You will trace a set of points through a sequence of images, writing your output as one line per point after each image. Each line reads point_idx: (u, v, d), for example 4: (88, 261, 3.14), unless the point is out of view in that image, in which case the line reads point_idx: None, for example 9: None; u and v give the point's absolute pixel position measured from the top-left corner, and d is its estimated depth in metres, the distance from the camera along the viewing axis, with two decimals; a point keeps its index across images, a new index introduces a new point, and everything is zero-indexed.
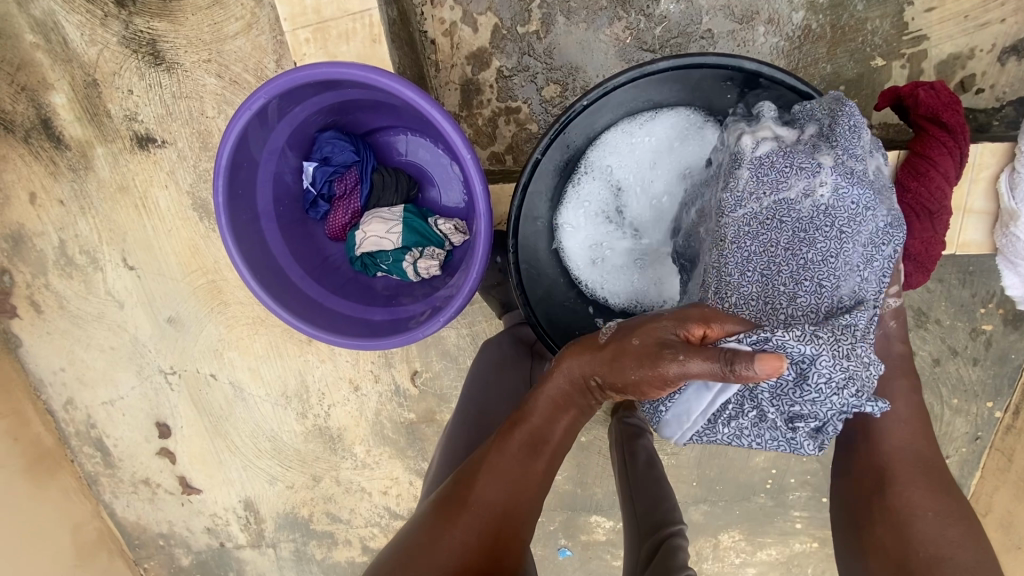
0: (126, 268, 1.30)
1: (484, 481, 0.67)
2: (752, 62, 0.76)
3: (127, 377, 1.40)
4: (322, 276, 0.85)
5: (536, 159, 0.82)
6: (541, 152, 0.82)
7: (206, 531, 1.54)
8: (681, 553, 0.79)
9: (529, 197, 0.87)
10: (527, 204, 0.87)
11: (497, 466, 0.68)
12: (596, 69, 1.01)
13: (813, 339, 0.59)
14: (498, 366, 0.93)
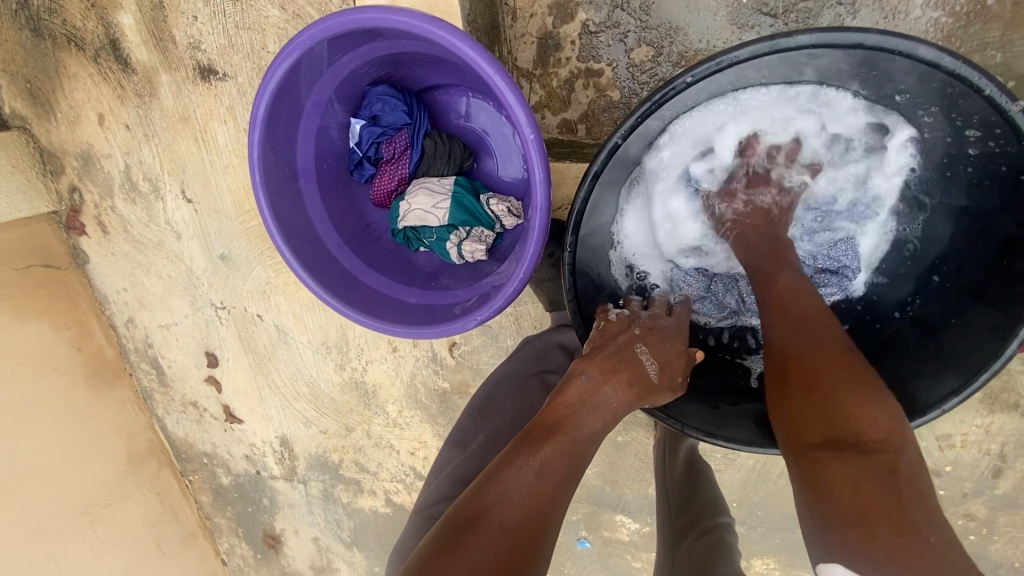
0: (184, 200, 1.30)
1: (480, 529, 0.57)
2: (931, 49, 0.60)
3: (182, 305, 1.44)
4: (360, 246, 0.80)
5: (614, 143, 0.67)
6: (620, 137, 0.68)
7: (245, 458, 1.62)
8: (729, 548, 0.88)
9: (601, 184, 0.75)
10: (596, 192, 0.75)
11: (496, 512, 0.58)
12: (700, 32, 0.85)
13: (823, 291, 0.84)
14: (523, 378, 0.92)
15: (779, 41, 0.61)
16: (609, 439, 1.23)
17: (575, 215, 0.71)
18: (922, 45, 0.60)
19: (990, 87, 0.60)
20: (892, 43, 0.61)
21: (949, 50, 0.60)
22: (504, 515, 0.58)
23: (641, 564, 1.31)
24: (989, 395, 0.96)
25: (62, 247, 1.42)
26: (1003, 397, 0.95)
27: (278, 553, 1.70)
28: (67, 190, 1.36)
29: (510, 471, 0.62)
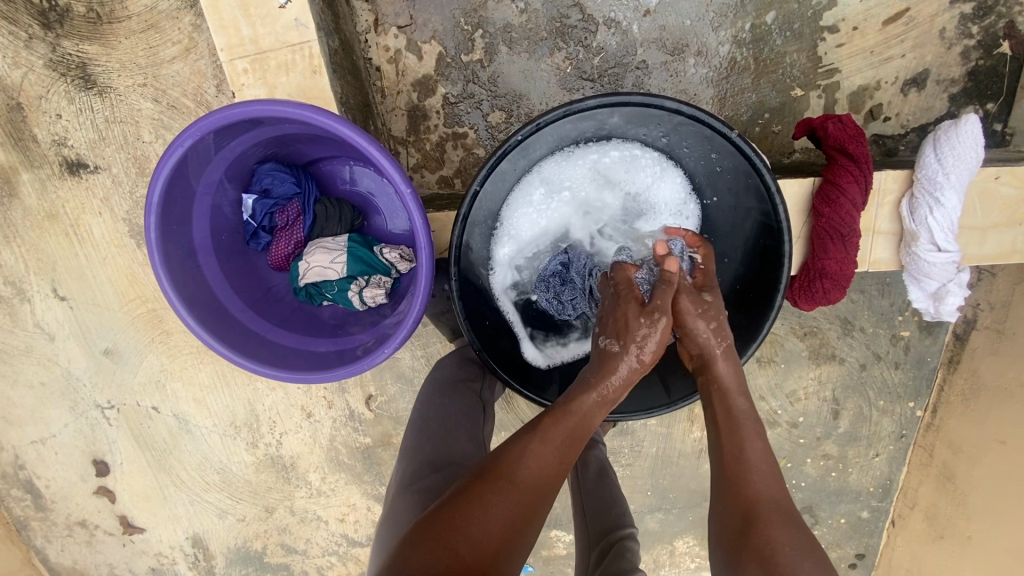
0: (57, 299, 1.23)
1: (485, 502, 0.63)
2: (672, 102, 0.77)
3: (60, 413, 1.32)
4: (265, 309, 0.85)
5: (474, 191, 0.79)
6: (478, 184, 0.80)
7: (151, 571, 1.47)
8: (631, 552, 0.85)
9: (470, 225, 0.84)
10: (467, 233, 0.85)
11: (509, 492, 0.65)
12: (539, 96, 1.04)
13: None
14: (445, 386, 0.95)
15: (572, 106, 0.77)
16: None
17: (455, 250, 0.81)
18: (665, 100, 0.77)
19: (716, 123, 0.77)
20: (649, 102, 0.78)
21: (686, 102, 0.77)
22: (518, 497, 0.65)
23: None
24: (814, 352, 1.20)
25: None
26: (822, 351, 1.20)
27: None
28: None
29: (522, 459, 0.68)
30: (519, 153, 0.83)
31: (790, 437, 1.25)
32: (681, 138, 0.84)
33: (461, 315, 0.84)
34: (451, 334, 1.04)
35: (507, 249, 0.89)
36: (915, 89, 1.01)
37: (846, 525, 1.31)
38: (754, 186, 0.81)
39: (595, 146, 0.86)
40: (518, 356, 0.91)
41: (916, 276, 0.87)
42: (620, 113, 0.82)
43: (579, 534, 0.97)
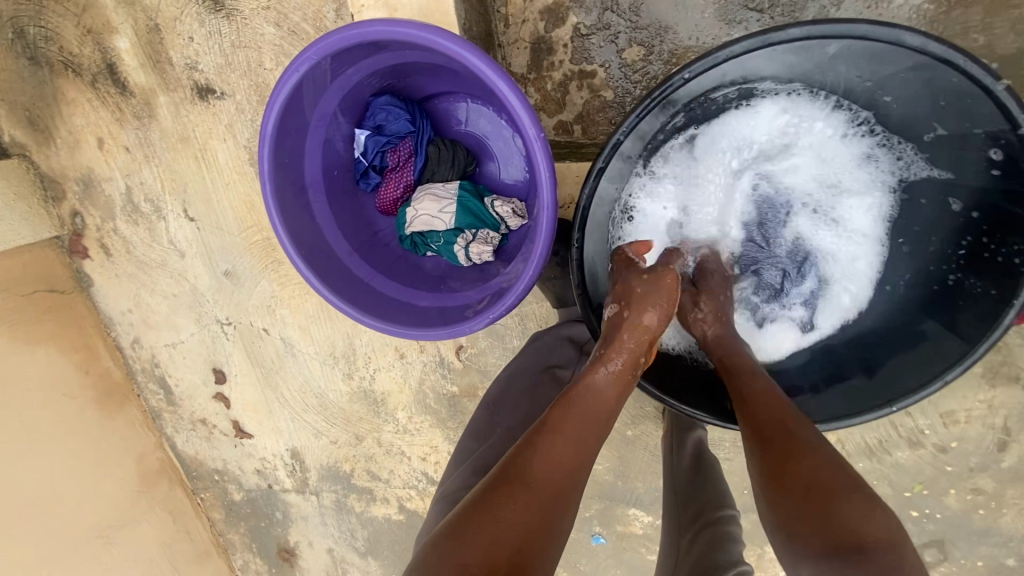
0: (187, 219, 1.31)
1: (500, 511, 0.57)
2: (915, 36, 0.60)
3: (188, 324, 1.45)
4: (369, 253, 0.82)
5: (618, 139, 0.68)
6: (623, 134, 0.68)
7: (256, 472, 1.63)
8: (733, 543, 0.79)
9: (607, 180, 0.74)
10: (601, 188, 0.74)
11: (521, 495, 0.58)
12: (689, 30, 0.87)
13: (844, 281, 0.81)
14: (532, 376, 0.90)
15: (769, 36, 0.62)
16: (618, 433, 1.25)
17: (581, 211, 0.72)
18: (907, 34, 0.60)
19: (969, 68, 0.60)
20: (880, 36, 0.61)
21: (934, 37, 0.60)
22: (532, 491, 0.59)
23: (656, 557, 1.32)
24: (990, 369, 0.98)
25: (66, 271, 1.43)
26: (1002, 371, 0.97)
27: (293, 566, 1.71)
28: (69, 215, 1.38)
29: (531, 454, 0.61)
30: (690, 94, 0.70)
31: (934, 462, 1.06)
32: (896, 88, 0.69)
33: (577, 288, 0.76)
34: (556, 301, 0.97)
35: (651, 215, 0.81)
36: None
37: (986, 571, 1.11)
38: (993, 154, 0.66)
39: (777, 96, 0.74)
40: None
41: None
42: (817, 55, 0.68)
43: (670, 515, 0.91)
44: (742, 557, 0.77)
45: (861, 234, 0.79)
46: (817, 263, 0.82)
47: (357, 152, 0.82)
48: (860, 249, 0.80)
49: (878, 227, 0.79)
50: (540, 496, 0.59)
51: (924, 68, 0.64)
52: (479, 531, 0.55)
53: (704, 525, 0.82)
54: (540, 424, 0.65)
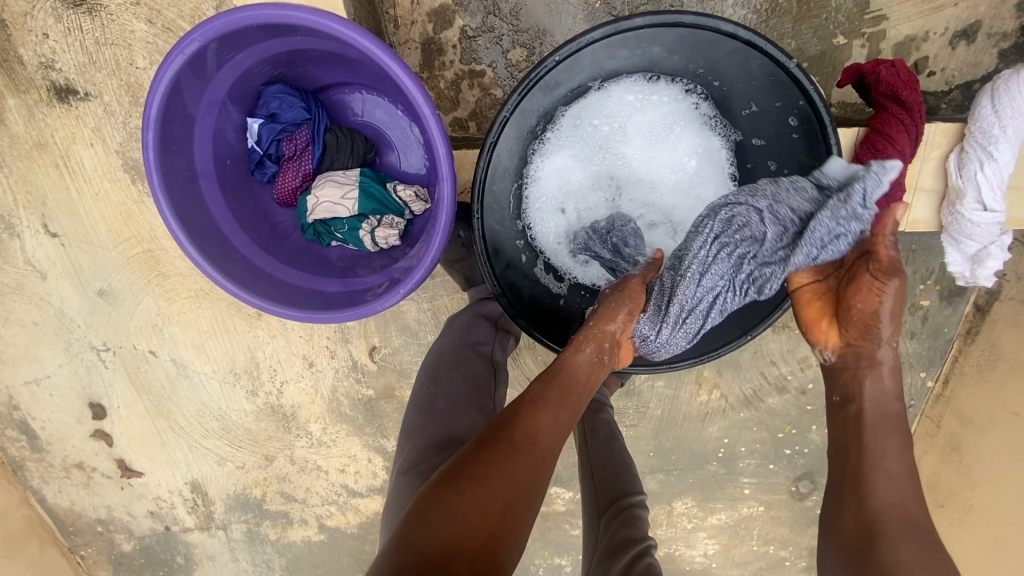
0: (47, 236, 1.18)
1: (493, 469, 0.61)
2: (728, 23, 0.70)
3: (54, 354, 1.29)
4: (270, 244, 0.82)
5: (504, 116, 0.74)
6: (510, 109, 0.74)
7: (150, 515, 1.48)
8: (640, 524, 0.86)
9: (497, 156, 0.79)
10: (493, 163, 0.79)
11: (511, 457, 0.62)
12: (564, 33, 0.97)
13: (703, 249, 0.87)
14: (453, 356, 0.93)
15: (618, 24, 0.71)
16: None
17: (480, 182, 0.76)
18: (721, 22, 0.71)
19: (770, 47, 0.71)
20: (702, 23, 0.72)
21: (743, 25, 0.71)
22: (519, 458, 0.62)
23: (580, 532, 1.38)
24: None
25: None
26: None
27: None
28: None
29: (520, 420, 0.65)
30: (560, 79, 0.78)
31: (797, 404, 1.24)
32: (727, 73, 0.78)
33: (483, 258, 0.79)
34: (465, 281, 1.01)
35: (533, 195, 0.85)
36: (965, 42, 0.94)
37: None
38: (796, 124, 0.77)
39: (630, 83, 0.81)
40: (537, 304, 0.86)
41: (955, 236, 0.84)
42: (658, 41, 0.77)
43: (584, 493, 0.95)
44: (648, 535, 0.84)
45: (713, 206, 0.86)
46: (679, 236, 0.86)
47: (251, 143, 0.81)
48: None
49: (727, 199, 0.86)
50: (529, 460, 0.63)
51: (741, 51, 0.74)
52: (468, 489, 0.59)
53: (618, 513, 0.87)
54: (531, 395, 0.69)
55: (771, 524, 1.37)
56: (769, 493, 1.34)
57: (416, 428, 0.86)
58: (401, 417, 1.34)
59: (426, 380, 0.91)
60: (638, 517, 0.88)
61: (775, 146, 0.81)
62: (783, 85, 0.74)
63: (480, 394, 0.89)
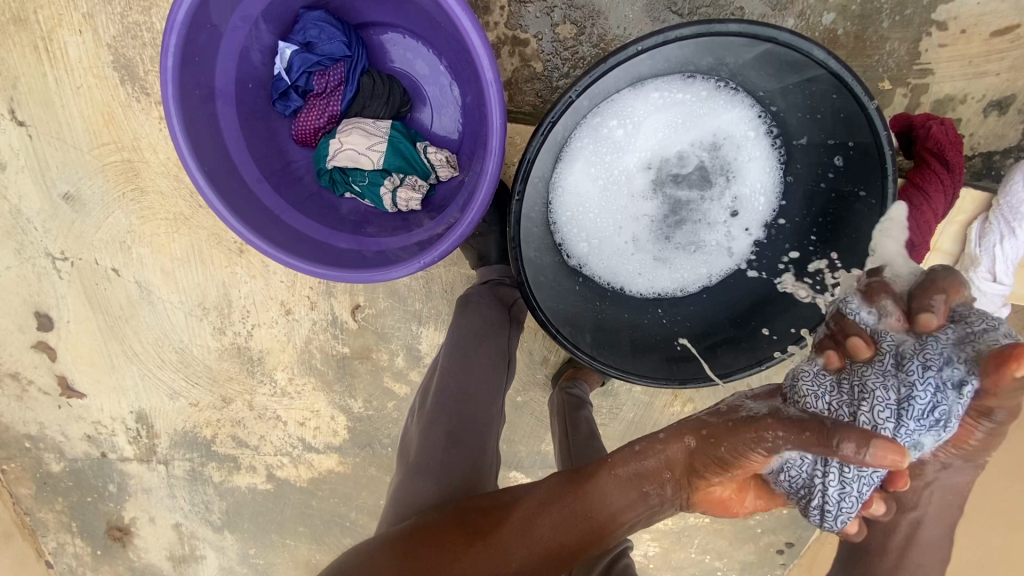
0: (14, 123, 1.07)
1: (457, 554, 0.61)
2: (824, 51, 0.63)
3: (4, 253, 1.19)
4: (281, 184, 0.78)
5: (570, 98, 0.66)
6: (577, 93, 0.67)
7: (86, 438, 1.41)
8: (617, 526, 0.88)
9: (545, 145, 0.71)
10: (540, 154, 0.70)
11: (484, 550, 0.62)
12: (618, 20, 0.93)
13: (720, 268, 0.85)
14: (477, 334, 0.90)
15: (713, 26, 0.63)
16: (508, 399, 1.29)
17: (527, 164, 0.69)
18: (815, 47, 0.64)
19: (854, 82, 0.64)
20: (797, 47, 0.64)
21: (835, 55, 0.64)
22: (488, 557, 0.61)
23: None
24: None
25: None
26: None
27: (126, 547, 1.54)
28: None
29: (515, 517, 0.64)
30: (615, 76, 0.69)
31: None
32: (784, 97, 0.73)
33: (512, 244, 0.73)
34: (477, 259, 0.99)
35: (561, 194, 0.79)
36: (996, 113, 0.94)
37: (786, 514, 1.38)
38: (842, 164, 0.74)
39: (668, 87, 0.75)
40: (561, 301, 0.80)
41: None
42: (720, 52, 0.69)
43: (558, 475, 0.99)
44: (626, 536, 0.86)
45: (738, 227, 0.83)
46: (698, 251, 0.84)
47: (276, 69, 0.76)
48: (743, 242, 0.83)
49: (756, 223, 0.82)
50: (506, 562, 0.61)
51: (810, 78, 0.68)
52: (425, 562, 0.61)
53: None
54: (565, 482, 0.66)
55: (711, 536, 1.42)
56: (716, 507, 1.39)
57: (439, 398, 0.84)
58: (373, 380, 1.30)
59: (446, 359, 0.88)
60: None
61: (817, 176, 0.77)
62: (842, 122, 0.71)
63: (500, 376, 0.89)
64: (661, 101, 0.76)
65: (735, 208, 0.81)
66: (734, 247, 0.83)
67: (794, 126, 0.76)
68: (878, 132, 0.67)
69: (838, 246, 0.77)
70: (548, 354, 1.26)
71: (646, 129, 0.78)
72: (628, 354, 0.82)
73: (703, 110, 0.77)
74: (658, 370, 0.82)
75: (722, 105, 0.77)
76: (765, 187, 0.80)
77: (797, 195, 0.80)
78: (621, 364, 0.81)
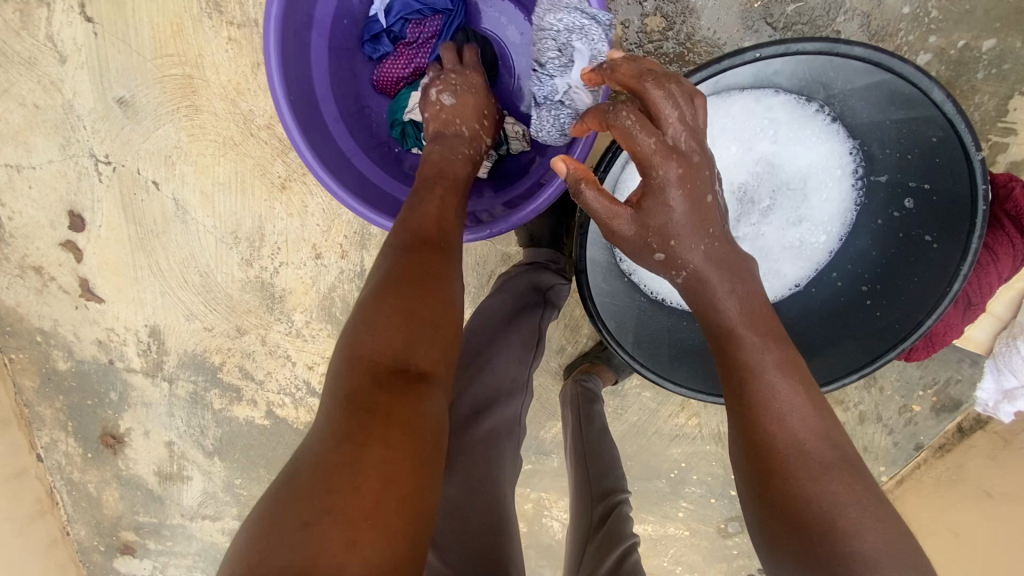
0: (82, 19, 1.08)
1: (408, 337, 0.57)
2: (943, 94, 0.63)
3: (47, 147, 1.19)
4: (353, 126, 0.89)
5: (676, 88, 0.63)
6: (683, 89, 0.65)
7: (96, 343, 1.42)
8: (627, 523, 0.87)
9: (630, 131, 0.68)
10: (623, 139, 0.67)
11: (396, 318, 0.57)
12: (709, 21, 0.91)
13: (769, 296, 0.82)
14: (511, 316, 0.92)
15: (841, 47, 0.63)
16: None
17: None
18: (935, 88, 0.63)
19: (965, 130, 0.64)
20: (916, 84, 0.64)
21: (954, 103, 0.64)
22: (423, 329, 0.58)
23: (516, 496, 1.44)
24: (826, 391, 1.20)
25: None
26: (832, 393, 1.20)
27: (116, 454, 1.57)
28: None
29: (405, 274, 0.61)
30: (719, 80, 0.68)
31: None
32: (880, 133, 0.72)
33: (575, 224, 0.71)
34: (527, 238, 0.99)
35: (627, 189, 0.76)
36: None
37: None
38: (914, 206, 0.73)
39: (764, 101, 0.73)
40: (606, 294, 0.78)
41: (999, 363, 1.02)
42: (830, 75, 0.69)
43: (572, 489, 0.96)
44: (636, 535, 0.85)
45: (796, 257, 0.80)
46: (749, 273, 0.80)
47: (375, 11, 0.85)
48: (796, 277, 0.81)
49: (815, 257, 0.80)
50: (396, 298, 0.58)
51: (915, 118, 0.68)
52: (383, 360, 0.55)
53: (608, 509, 0.88)
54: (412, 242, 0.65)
55: (687, 548, 1.43)
56: (699, 522, 1.40)
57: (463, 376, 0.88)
58: None
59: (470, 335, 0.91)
60: (624, 515, 0.89)
61: (890, 219, 0.76)
62: (928, 168, 0.70)
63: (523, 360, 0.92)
64: (755, 112, 0.74)
65: (799, 236, 0.79)
66: (788, 276, 0.81)
67: (876, 163, 0.75)
68: (976, 185, 0.67)
69: (900, 291, 0.75)
70: (567, 344, 1.28)
71: (730, 140, 0.75)
72: (666, 361, 0.80)
73: (792, 130, 0.75)
74: (693, 380, 0.79)
75: (812, 129, 0.75)
76: (834, 222, 0.78)
77: (863, 236, 0.78)
78: (658, 366, 0.80)
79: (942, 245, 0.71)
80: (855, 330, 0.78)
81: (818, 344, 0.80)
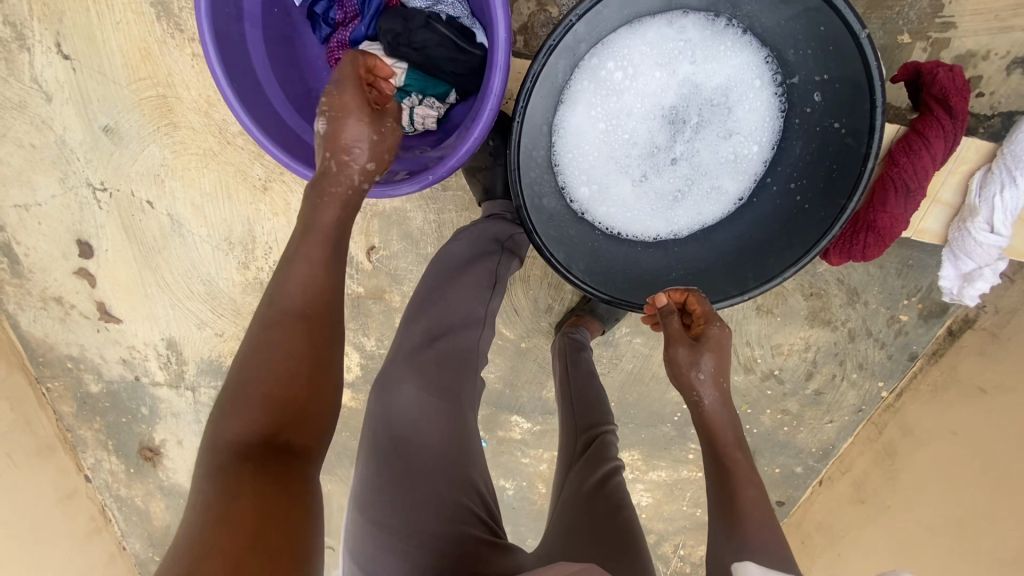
0: (59, 56, 1.17)
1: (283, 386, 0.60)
2: None
3: (48, 182, 1.28)
4: (299, 107, 1.05)
5: (571, 19, 0.67)
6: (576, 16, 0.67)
7: (122, 362, 1.52)
8: (611, 449, 0.92)
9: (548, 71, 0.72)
10: (542, 80, 0.72)
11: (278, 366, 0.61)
12: None
13: (716, 212, 0.88)
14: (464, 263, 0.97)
15: None
16: (512, 345, 1.36)
17: (530, 83, 0.69)
18: None
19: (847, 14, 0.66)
20: None
21: None
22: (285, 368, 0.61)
23: (530, 459, 1.49)
24: (812, 314, 1.22)
25: None
26: (820, 315, 1.21)
27: (156, 466, 1.67)
28: None
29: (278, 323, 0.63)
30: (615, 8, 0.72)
31: (760, 386, 1.29)
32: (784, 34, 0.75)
33: (512, 168, 0.73)
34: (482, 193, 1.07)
35: (567, 132, 0.81)
36: (1021, 70, 0.95)
37: (777, 474, 1.36)
38: (823, 99, 0.77)
39: (670, 25, 0.78)
40: (563, 231, 0.83)
41: (956, 249, 1.01)
42: None
43: (561, 425, 1.02)
44: (617, 459, 0.90)
45: (734, 171, 0.86)
46: (694, 194, 0.87)
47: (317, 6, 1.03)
48: (737, 190, 0.87)
49: (750, 166, 0.86)
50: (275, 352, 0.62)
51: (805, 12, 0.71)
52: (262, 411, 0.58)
53: (593, 438, 0.93)
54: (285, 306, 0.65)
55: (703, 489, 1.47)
56: None
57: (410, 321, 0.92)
58: (385, 321, 1.36)
59: (428, 281, 0.96)
60: (608, 443, 0.94)
61: (808, 117, 0.80)
62: (830, 59, 0.73)
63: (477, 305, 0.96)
64: (666, 39, 0.79)
65: (731, 152, 0.85)
66: (730, 190, 0.87)
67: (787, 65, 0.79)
68: (868, 64, 0.68)
69: (830, 187, 0.78)
70: (554, 303, 1.32)
71: (651, 70, 0.80)
72: (620, 287, 0.85)
73: (705, 51, 0.80)
74: (645, 300, 0.84)
75: (725, 46, 0.80)
76: (762, 131, 0.84)
77: (796, 141, 0.82)
78: (615, 296, 0.84)
79: (852, 133, 0.75)
80: (800, 232, 0.81)
81: (764, 251, 0.85)
